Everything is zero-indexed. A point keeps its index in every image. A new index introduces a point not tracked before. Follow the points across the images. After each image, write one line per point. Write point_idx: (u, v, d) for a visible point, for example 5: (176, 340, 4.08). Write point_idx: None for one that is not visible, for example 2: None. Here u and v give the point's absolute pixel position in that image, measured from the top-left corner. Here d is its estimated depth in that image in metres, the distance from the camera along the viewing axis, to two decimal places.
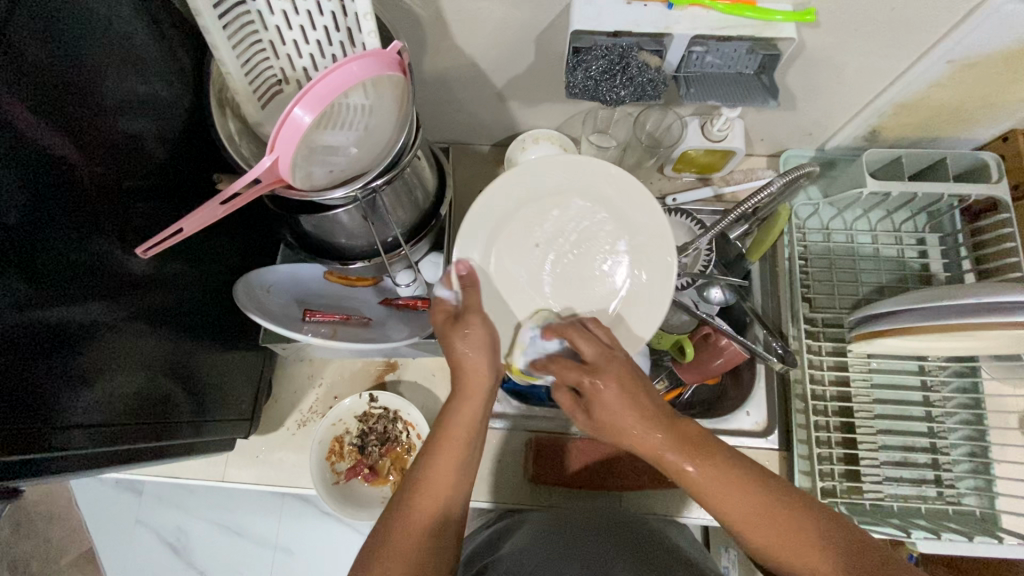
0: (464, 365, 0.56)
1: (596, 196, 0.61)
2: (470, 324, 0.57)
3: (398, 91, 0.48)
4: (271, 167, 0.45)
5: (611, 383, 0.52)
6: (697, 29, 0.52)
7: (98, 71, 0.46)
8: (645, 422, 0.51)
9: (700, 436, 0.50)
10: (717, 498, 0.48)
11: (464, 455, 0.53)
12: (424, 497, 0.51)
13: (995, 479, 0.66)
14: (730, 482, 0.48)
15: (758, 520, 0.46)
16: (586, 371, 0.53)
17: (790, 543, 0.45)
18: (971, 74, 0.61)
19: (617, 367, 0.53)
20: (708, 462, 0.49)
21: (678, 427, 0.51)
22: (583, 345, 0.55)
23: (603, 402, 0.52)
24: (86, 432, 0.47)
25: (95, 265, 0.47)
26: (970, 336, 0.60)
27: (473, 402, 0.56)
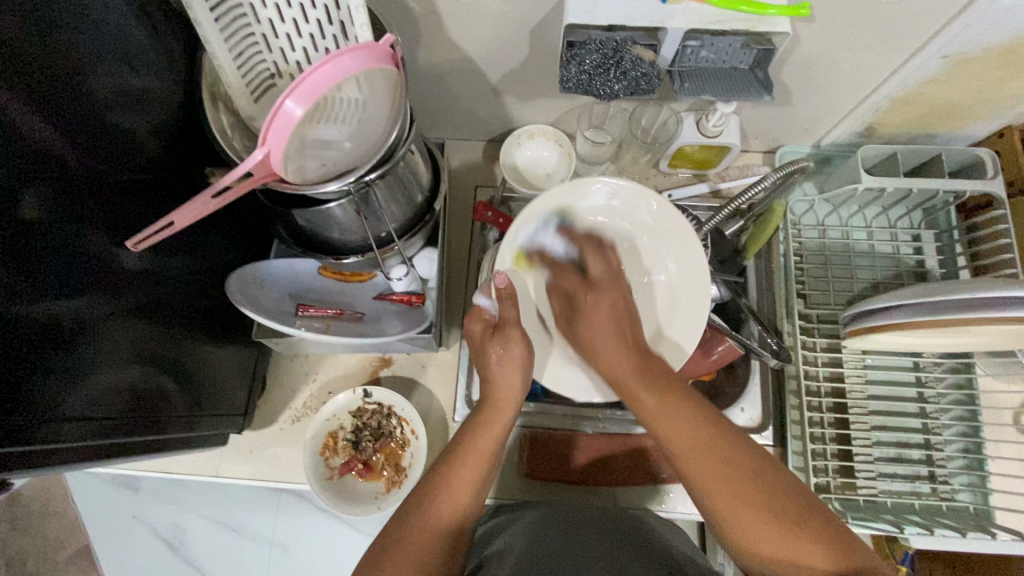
0: (496, 377, 0.55)
1: (635, 219, 0.60)
2: (507, 338, 0.55)
3: (391, 84, 0.48)
4: (263, 160, 0.44)
5: (606, 300, 0.55)
6: (692, 22, 0.52)
7: (88, 63, 0.45)
8: (623, 345, 0.52)
9: (667, 373, 0.52)
10: (664, 425, 0.48)
11: (488, 468, 0.52)
12: (445, 503, 0.50)
13: (989, 476, 0.66)
14: (682, 415, 0.48)
15: (700, 451, 0.46)
16: (589, 287, 0.56)
17: (727, 480, 0.45)
18: (967, 70, 0.61)
19: (615, 294, 0.55)
20: (669, 396, 0.49)
21: (648, 365, 0.51)
22: (593, 263, 0.58)
23: (593, 315, 0.54)
24: (78, 427, 0.47)
25: (87, 260, 0.47)
26: (965, 332, 0.60)
27: (501, 416, 0.54)
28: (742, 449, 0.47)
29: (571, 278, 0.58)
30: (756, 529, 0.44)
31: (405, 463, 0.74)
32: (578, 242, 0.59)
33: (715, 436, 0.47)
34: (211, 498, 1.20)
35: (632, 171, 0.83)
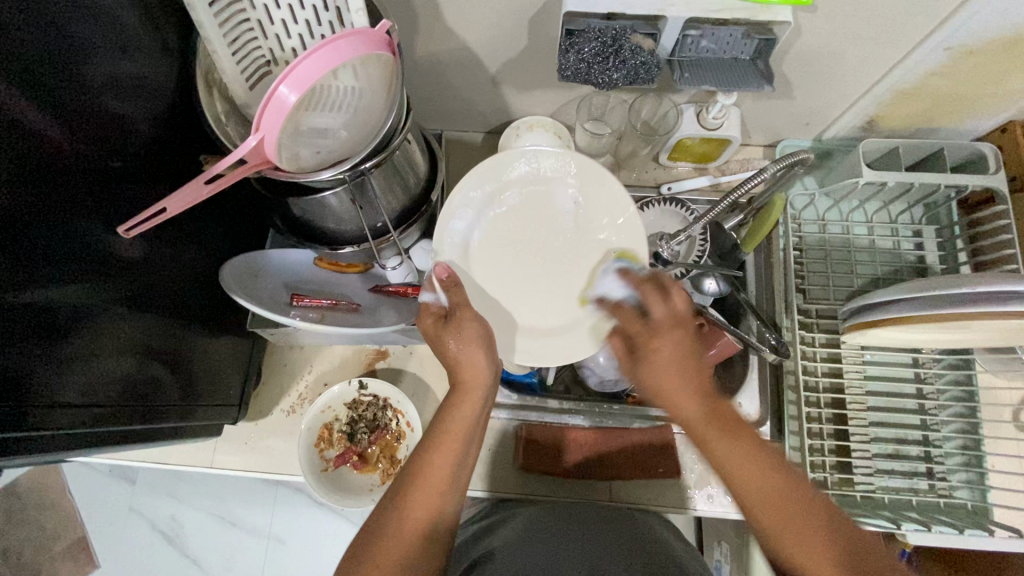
0: (459, 361, 0.55)
1: (557, 180, 0.62)
2: (461, 321, 0.56)
3: (387, 71, 0.47)
4: (256, 147, 0.44)
5: (670, 346, 0.52)
6: (693, 10, 0.52)
7: (81, 48, 0.45)
8: (691, 392, 0.50)
9: (739, 421, 0.49)
10: (741, 476, 0.46)
11: (460, 453, 0.52)
12: (419, 495, 0.49)
13: (986, 473, 0.66)
14: (760, 466, 0.46)
15: (778, 509, 0.45)
16: (646, 327, 0.54)
17: (804, 536, 0.44)
18: (972, 62, 0.60)
19: (680, 334, 0.52)
20: (743, 443, 0.47)
21: (717, 409, 0.50)
22: (654, 306, 0.54)
23: (656, 362, 0.52)
24: (73, 414, 0.47)
25: (80, 248, 0.46)
26: (964, 327, 0.59)
27: (471, 400, 0.54)
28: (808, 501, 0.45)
29: (631, 316, 0.56)
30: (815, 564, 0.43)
31: (401, 456, 0.74)
32: (638, 279, 0.56)
33: (790, 491, 0.46)
34: (209, 490, 1.20)
35: (631, 164, 0.83)
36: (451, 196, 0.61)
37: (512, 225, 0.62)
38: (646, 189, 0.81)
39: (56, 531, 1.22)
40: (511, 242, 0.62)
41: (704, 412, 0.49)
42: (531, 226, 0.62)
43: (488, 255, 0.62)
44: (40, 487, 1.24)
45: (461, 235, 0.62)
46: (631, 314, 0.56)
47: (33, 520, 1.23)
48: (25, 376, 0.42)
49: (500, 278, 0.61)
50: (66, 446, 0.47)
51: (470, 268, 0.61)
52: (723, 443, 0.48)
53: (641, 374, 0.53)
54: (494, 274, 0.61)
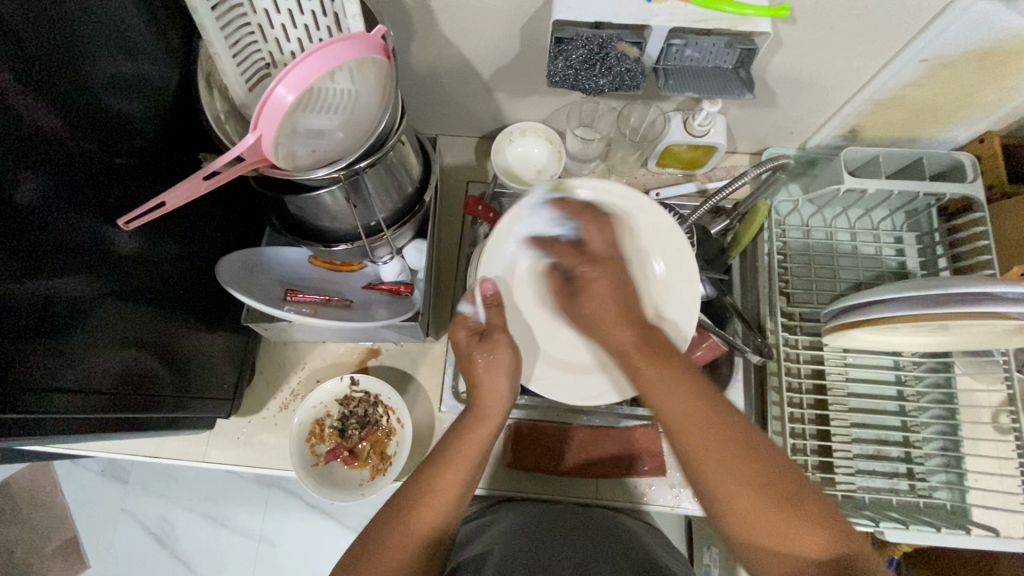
0: (482, 386, 0.56)
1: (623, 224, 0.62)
2: (493, 346, 0.57)
3: (382, 75, 0.49)
4: (253, 145, 0.45)
5: (604, 275, 0.55)
6: (676, 21, 0.54)
7: (86, 48, 0.46)
8: (623, 322, 0.53)
9: (667, 349, 0.51)
10: (666, 400, 0.47)
11: (469, 477, 0.53)
12: (425, 510, 0.50)
13: (965, 473, 0.67)
14: (683, 387, 0.47)
15: (700, 431, 0.45)
16: (585, 259, 0.57)
17: (728, 464, 0.44)
18: (946, 74, 0.62)
19: (614, 266, 0.56)
20: (670, 368, 0.49)
21: (648, 337, 0.52)
22: (592, 236, 0.58)
23: (591, 290, 0.55)
24: (67, 399, 0.48)
25: (78, 243, 0.47)
26: (942, 328, 0.61)
27: (487, 422, 0.55)
28: (737, 424, 0.46)
29: (569, 250, 0.58)
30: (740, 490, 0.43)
31: (391, 452, 0.75)
32: (573, 210, 0.60)
33: (720, 414, 0.46)
34: (203, 491, 1.21)
35: (621, 170, 0.85)
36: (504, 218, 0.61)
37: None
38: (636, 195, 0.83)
39: (46, 531, 1.22)
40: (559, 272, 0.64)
41: (633, 336, 0.52)
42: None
43: (534, 281, 0.63)
44: (32, 486, 1.24)
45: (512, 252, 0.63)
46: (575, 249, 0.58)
47: (23, 520, 1.23)
48: (20, 367, 0.43)
49: (540, 304, 0.63)
50: (53, 429, 0.48)
51: (514, 290, 0.63)
52: (648, 365, 0.50)
53: (578, 306, 0.56)
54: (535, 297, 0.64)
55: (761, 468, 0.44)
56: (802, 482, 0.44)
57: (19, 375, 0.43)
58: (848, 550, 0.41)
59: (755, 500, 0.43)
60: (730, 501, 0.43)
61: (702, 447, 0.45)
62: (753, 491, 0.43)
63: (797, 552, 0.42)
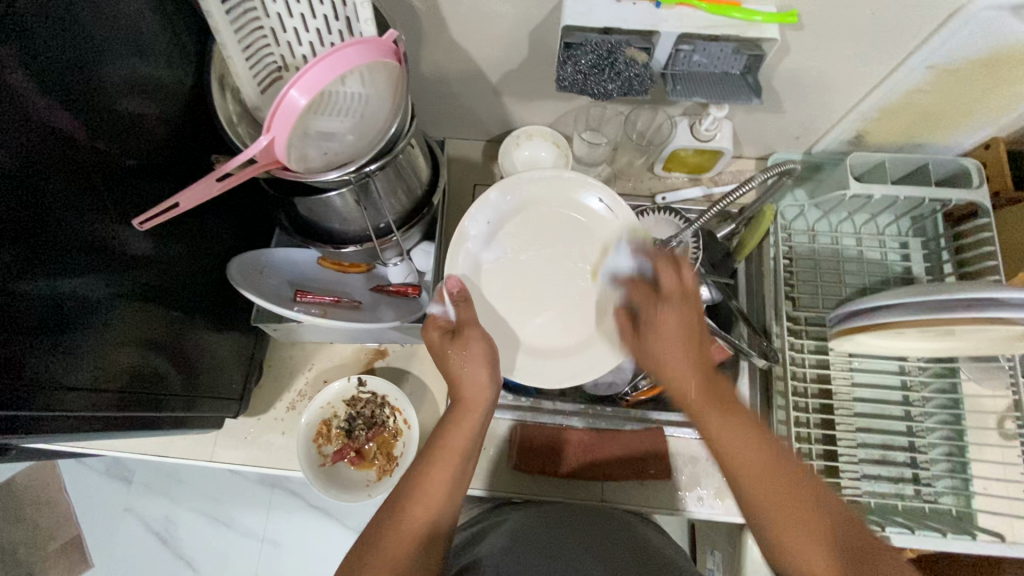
0: (462, 379, 0.57)
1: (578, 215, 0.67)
2: (469, 340, 0.58)
3: (393, 79, 0.49)
4: (267, 147, 0.46)
5: (676, 319, 0.55)
6: (685, 26, 0.54)
7: (102, 51, 0.47)
8: (694, 372, 0.53)
9: (732, 397, 0.52)
10: (738, 454, 0.49)
11: (459, 469, 0.54)
12: (420, 505, 0.51)
13: (971, 478, 0.67)
14: (750, 440, 0.49)
15: (768, 485, 0.47)
16: (658, 299, 0.56)
17: (797, 517, 0.46)
18: (952, 80, 0.62)
19: (688, 310, 0.55)
20: (737, 421, 0.50)
21: (715, 385, 0.53)
22: (666, 277, 0.56)
23: (661, 333, 0.55)
24: (77, 397, 0.48)
25: (90, 243, 0.48)
26: (949, 332, 0.61)
27: (472, 414, 0.56)
28: (804, 478, 0.48)
29: (643, 288, 0.58)
30: (807, 543, 0.45)
31: (397, 452, 0.75)
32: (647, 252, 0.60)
33: (792, 470, 0.48)
34: (207, 492, 1.21)
35: (627, 174, 0.85)
36: (473, 210, 0.64)
37: (526, 244, 0.66)
38: (641, 199, 0.84)
39: (50, 530, 1.22)
40: (526, 263, 0.66)
41: (702, 387, 0.52)
42: (545, 247, 0.66)
43: (500, 273, 0.65)
44: (38, 485, 1.24)
45: (477, 242, 0.65)
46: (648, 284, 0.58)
47: (28, 519, 1.24)
48: (30, 366, 0.43)
49: (507, 295, 0.65)
50: (61, 427, 0.49)
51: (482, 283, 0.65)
52: (718, 416, 0.51)
53: (648, 347, 0.56)
54: (506, 289, 0.65)
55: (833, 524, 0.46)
56: (869, 537, 0.46)
57: (29, 374, 0.43)
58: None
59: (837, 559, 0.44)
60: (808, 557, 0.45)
61: (776, 504, 0.47)
62: (822, 542, 0.45)
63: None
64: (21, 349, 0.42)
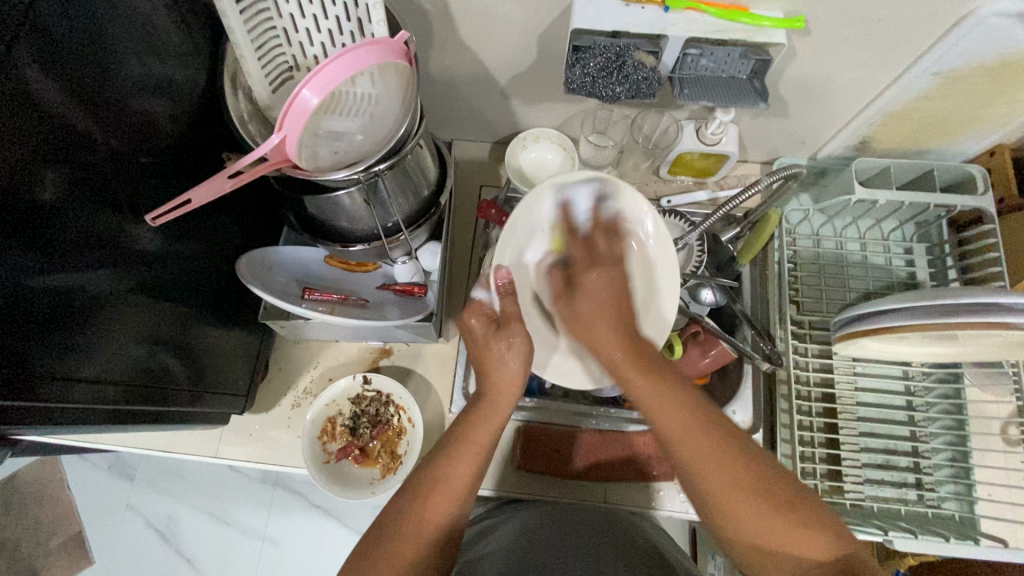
0: (493, 372, 0.54)
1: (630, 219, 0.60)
2: (511, 333, 0.55)
3: (402, 81, 0.50)
4: (278, 145, 0.47)
5: (602, 278, 0.54)
6: (692, 31, 0.55)
7: (116, 50, 0.48)
8: (618, 330, 0.52)
9: (657, 359, 0.51)
10: (661, 415, 0.47)
11: (479, 466, 0.52)
12: (439, 500, 0.50)
13: (975, 484, 0.67)
14: (677, 405, 0.47)
15: (699, 446, 0.46)
16: (592, 260, 0.57)
17: (727, 475, 0.45)
18: (958, 86, 0.63)
19: (615, 271, 0.55)
20: (659, 379, 0.49)
21: (638, 346, 0.51)
22: (601, 241, 0.58)
23: (587, 289, 0.54)
24: (84, 389, 0.49)
25: (101, 239, 0.48)
26: (951, 337, 0.61)
27: (497, 410, 0.54)
28: (735, 434, 0.47)
29: (579, 247, 0.58)
30: (739, 501, 0.44)
31: (401, 451, 0.75)
32: (600, 221, 0.59)
33: (714, 422, 0.47)
34: (209, 490, 1.21)
35: (633, 177, 0.86)
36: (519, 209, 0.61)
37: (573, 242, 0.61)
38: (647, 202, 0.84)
39: (52, 526, 1.22)
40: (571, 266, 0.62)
41: (623, 341, 0.51)
42: None
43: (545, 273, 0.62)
44: (40, 481, 1.25)
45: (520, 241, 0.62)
46: (584, 244, 0.58)
47: (30, 515, 1.24)
48: (34, 357, 0.44)
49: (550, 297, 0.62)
50: (65, 419, 0.49)
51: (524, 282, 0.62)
52: (641, 379, 0.49)
53: (573, 305, 0.55)
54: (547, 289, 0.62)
55: (751, 472, 0.45)
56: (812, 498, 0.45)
57: (34, 365, 0.44)
58: (849, 549, 0.43)
59: (760, 510, 0.44)
60: (731, 507, 0.44)
61: (697, 455, 0.46)
62: (755, 502, 0.44)
63: (796, 551, 0.43)
64: (27, 340, 0.43)
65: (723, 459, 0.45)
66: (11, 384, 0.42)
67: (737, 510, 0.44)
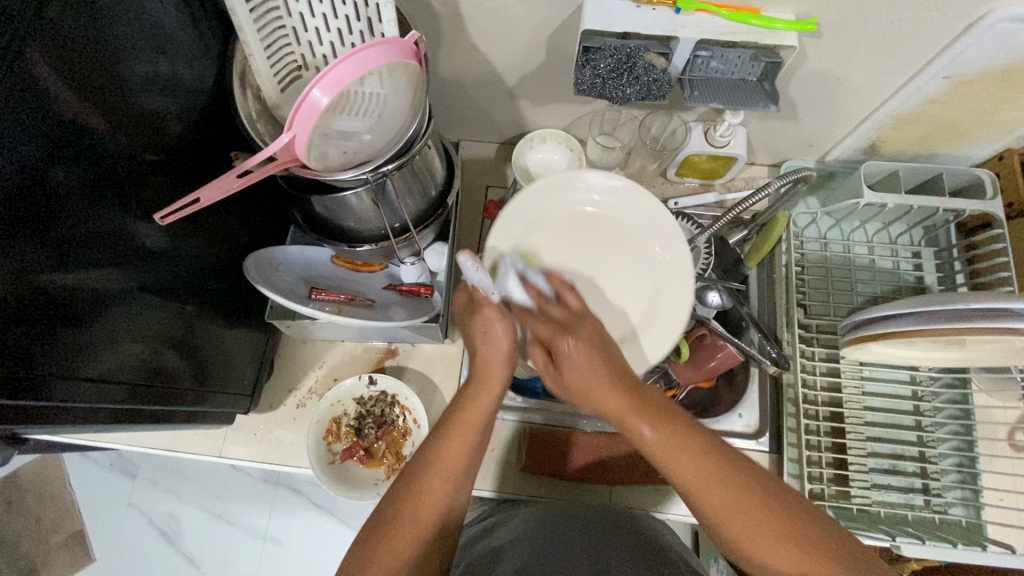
0: (481, 353, 0.54)
1: (612, 214, 0.63)
2: (488, 315, 0.53)
3: (412, 81, 0.50)
4: (287, 144, 0.46)
5: (582, 342, 0.50)
6: (704, 33, 0.55)
7: (126, 48, 0.47)
8: (609, 385, 0.48)
9: (663, 404, 0.49)
10: (673, 465, 0.46)
11: (474, 446, 0.52)
12: (434, 484, 0.49)
13: (981, 489, 0.67)
14: (688, 451, 0.46)
15: (718, 491, 0.45)
16: (562, 328, 0.51)
17: (749, 521, 0.44)
18: (969, 90, 0.63)
19: (589, 326, 0.52)
20: (676, 431, 0.47)
21: (643, 395, 0.49)
22: (565, 346, 0.50)
23: (570, 360, 0.49)
24: (89, 388, 0.49)
25: (109, 236, 0.48)
26: (959, 343, 0.61)
27: (489, 391, 0.54)
28: (750, 471, 0.46)
29: (542, 319, 0.52)
30: (767, 546, 0.44)
31: (406, 452, 0.75)
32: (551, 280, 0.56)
33: (736, 469, 0.45)
34: (211, 487, 1.21)
35: (640, 178, 0.85)
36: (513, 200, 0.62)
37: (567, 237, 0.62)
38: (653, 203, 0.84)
39: (53, 523, 1.22)
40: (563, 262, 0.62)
41: (627, 402, 0.48)
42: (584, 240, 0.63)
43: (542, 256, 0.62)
44: (42, 478, 1.25)
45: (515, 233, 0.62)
46: (546, 317, 0.53)
47: (31, 512, 1.24)
48: (41, 355, 0.43)
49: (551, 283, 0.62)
50: (70, 418, 0.49)
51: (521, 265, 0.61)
52: (651, 430, 0.47)
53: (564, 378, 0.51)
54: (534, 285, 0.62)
55: (776, 515, 0.44)
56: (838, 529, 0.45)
57: (41, 363, 0.43)
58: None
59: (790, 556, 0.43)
60: (759, 554, 0.44)
61: (724, 508, 0.45)
62: (783, 546, 0.43)
63: None
64: (34, 337, 0.42)
65: (743, 506, 0.45)
66: (18, 382, 0.42)
67: (767, 553, 0.44)
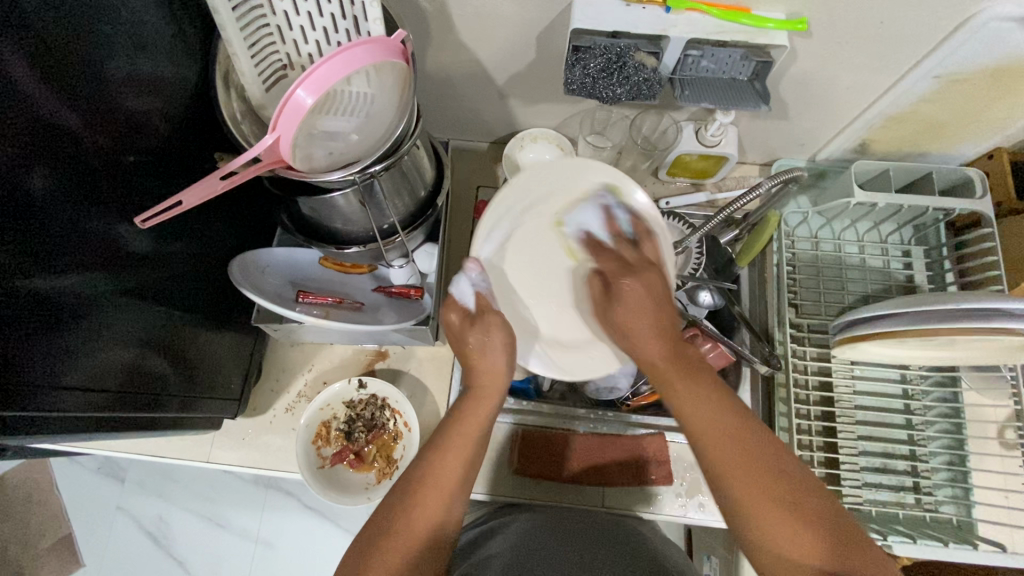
0: (478, 365, 0.56)
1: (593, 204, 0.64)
2: (489, 327, 0.57)
3: (400, 81, 0.49)
4: (272, 146, 0.45)
5: (639, 285, 0.54)
6: (694, 32, 0.54)
7: (106, 48, 0.46)
8: (657, 328, 0.52)
9: (695, 362, 0.51)
10: (697, 413, 0.48)
11: (472, 457, 0.52)
12: (431, 493, 0.50)
13: (972, 487, 0.67)
14: (710, 402, 0.48)
15: (732, 448, 0.46)
16: (630, 266, 0.56)
17: (758, 483, 0.44)
18: (958, 90, 0.63)
19: (653, 275, 0.55)
20: (699, 387, 0.49)
21: (682, 353, 0.51)
22: (631, 285, 0.54)
23: (626, 296, 0.54)
24: (71, 397, 0.47)
25: (91, 242, 0.47)
26: (950, 343, 0.61)
27: (484, 403, 0.55)
28: (780, 453, 0.46)
29: (624, 249, 0.59)
30: (767, 507, 0.43)
31: (397, 456, 0.75)
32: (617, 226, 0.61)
33: (753, 433, 0.46)
34: (202, 491, 1.20)
35: (632, 177, 0.85)
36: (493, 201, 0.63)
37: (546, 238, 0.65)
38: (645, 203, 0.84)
39: (41, 528, 1.20)
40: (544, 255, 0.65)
41: (666, 349, 0.51)
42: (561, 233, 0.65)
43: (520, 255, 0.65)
44: (29, 483, 1.23)
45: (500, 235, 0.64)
46: (616, 256, 0.59)
47: (20, 517, 1.22)
48: (23, 366, 0.42)
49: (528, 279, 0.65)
50: (52, 428, 0.48)
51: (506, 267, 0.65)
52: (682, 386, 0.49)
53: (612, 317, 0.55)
54: (525, 284, 0.65)
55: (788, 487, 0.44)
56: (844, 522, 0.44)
57: (23, 374, 0.43)
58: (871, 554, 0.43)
59: (774, 513, 0.43)
60: (760, 516, 0.44)
61: (737, 466, 0.45)
62: (789, 518, 0.43)
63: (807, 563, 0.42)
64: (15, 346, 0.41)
65: (758, 466, 0.45)
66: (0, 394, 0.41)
67: (770, 524, 0.43)
